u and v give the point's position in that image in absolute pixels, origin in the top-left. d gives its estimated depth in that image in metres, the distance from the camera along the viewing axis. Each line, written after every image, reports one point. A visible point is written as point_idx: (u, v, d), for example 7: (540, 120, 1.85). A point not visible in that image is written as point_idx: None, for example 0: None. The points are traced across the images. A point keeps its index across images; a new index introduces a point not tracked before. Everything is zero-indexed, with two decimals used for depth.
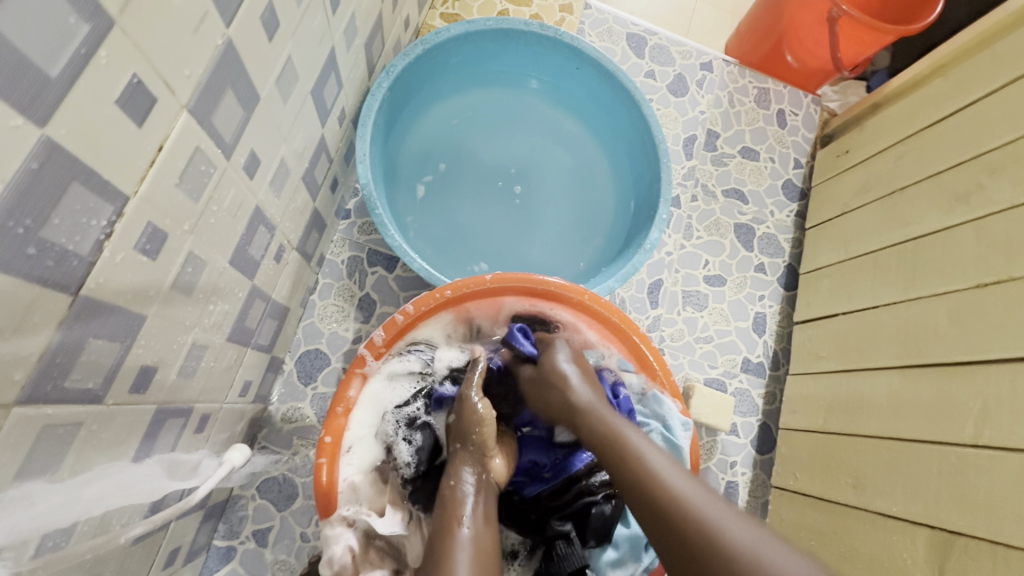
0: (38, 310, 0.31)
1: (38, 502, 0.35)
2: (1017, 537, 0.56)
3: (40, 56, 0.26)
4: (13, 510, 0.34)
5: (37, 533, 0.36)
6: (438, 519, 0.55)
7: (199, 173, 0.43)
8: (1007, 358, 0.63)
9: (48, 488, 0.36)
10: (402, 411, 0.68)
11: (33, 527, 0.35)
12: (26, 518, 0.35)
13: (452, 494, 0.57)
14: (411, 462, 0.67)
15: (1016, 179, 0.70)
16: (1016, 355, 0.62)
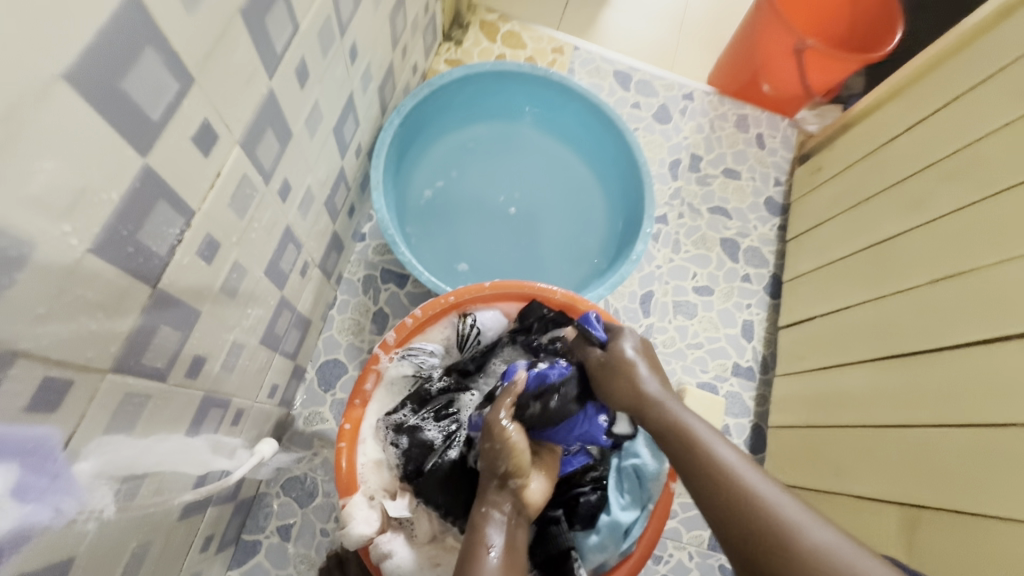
0: (131, 297, 0.40)
1: (127, 450, 0.44)
2: (973, 506, 0.62)
3: (149, 104, 0.36)
4: (114, 452, 0.42)
5: (128, 473, 0.45)
6: (467, 541, 0.55)
7: (245, 194, 0.53)
8: (958, 344, 0.70)
9: (129, 441, 0.44)
10: (393, 416, 0.70)
11: (127, 468, 0.44)
12: (124, 459, 0.44)
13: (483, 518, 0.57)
14: (400, 463, 0.68)
15: (963, 185, 0.77)
16: (966, 340, 0.68)
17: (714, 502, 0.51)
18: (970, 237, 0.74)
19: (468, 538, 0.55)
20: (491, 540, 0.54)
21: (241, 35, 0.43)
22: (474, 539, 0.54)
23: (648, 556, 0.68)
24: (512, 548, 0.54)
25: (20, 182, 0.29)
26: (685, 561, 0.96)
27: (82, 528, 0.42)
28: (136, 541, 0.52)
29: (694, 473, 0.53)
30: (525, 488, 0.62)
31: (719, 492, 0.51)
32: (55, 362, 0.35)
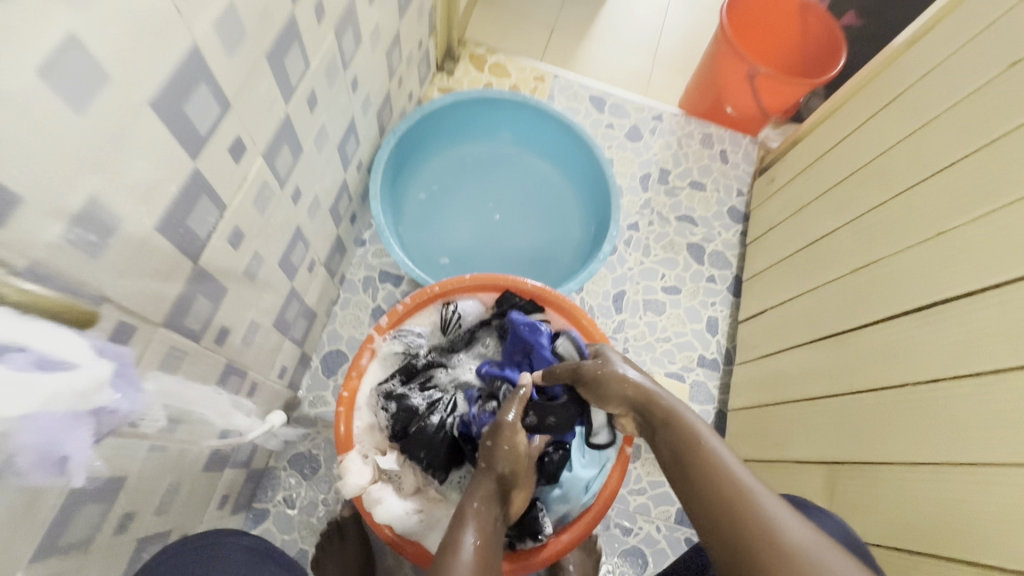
0: (179, 268, 0.53)
1: (183, 391, 0.57)
2: (879, 458, 0.72)
3: (200, 122, 0.49)
4: (177, 391, 0.56)
5: (185, 410, 0.58)
6: (453, 526, 0.60)
7: (265, 196, 0.66)
8: (868, 322, 0.80)
9: (182, 384, 0.57)
10: (383, 385, 0.82)
11: (184, 406, 0.57)
12: (182, 398, 0.57)
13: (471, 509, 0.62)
14: (389, 425, 0.80)
15: (873, 188, 0.88)
16: (876, 318, 0.79)
17: (706, 500, 0.53)
18: (879, 231, 0.84)
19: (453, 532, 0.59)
20: (475, 524, 0.60)
21: (266, 72, 0.57)
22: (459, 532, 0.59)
23: (607, 510, 0.77)
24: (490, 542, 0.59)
25: (117, 175, 0.41)
26: (653, 533, 1.04)
27: (135, 450, 0.53)
28: (170, 478, 0.63)
29: (696, 476, 0.55)
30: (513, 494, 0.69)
31: (713, 492, 0.53)
32: (127, 309, 0.47)
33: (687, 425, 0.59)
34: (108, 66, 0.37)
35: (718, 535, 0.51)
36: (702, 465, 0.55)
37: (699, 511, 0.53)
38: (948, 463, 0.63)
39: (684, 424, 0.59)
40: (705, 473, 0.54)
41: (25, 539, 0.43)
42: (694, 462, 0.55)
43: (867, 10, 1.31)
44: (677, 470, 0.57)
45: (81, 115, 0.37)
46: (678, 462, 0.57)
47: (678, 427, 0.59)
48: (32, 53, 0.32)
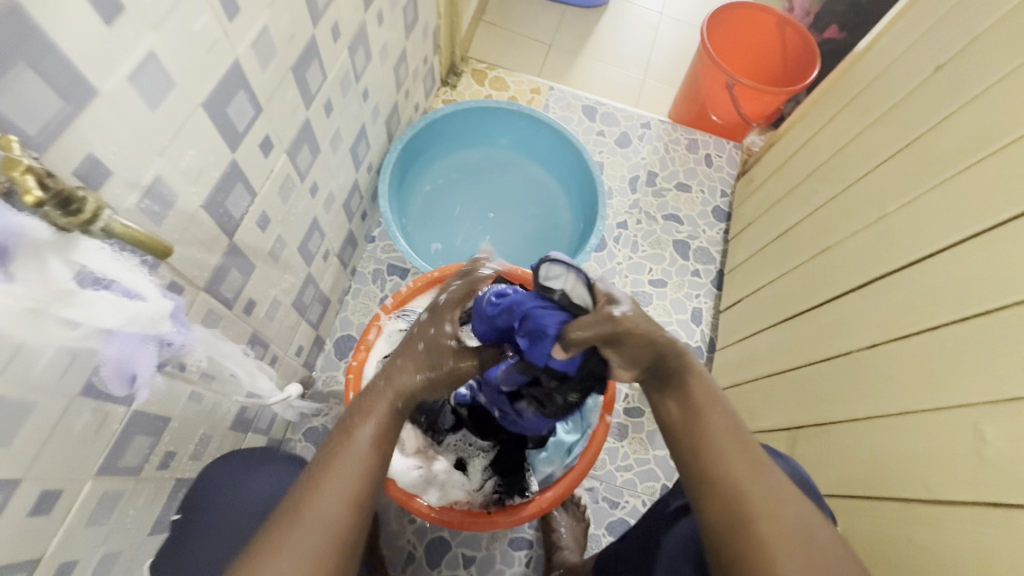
0: (218, 242, 0.64)
1: (218, 343, 0.67)
2: (831, 418, 0.80)
3: (238, 121, 0.60)
4: (215, 342, 0.67)
5: (219, 361, 0.68)
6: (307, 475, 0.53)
7: (287, 187, 0.77)
8: (824, 300, 0.89)
9: (218, 338, 0.68)
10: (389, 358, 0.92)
11: (220, 356, 0.68)
12: (218, 349, 0.67)
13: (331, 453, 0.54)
14: None
15: (831, 182, 0.97)
16: (831, 296, 0.88)
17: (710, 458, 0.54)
18: (834, 220, 0.93)
19: (330, 451, 0.55)
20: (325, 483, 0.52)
21: (290, 82, 0.68)
22: (336, 456, 0.54)
23: (588, 470, 0.85)
24: (373, 464, 0.55)
25: (176, 159, 0.52)
26: (639, 506, 1.11)
27: (179, 393, 0.64)
28: (204, 428, 0.74)
29: (703, 438, 0.55)
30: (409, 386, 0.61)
31: (718, 458, 0.54)
32: (178, 270, 0.58)
33: (700, 394, 0.59)
34: (173, 74, 0.48)
35: (710, 490, 0.53)
36: (711, 432, 0.56)
37: (695, 469, 0.54)
38: (884, 413, 0.71)
39: (700, 393, 0.59)
40: (711, 441, 0.55)
41: (94, 451, 0.53)
42: (703, 429, 0.56)
43: (849, 25, 1.42)
44: (681, 430, 0.57)
45: (154, 111, 0.48)
46: (683, 422, 0.58)
47: (688, 391, 0.59)
48: (124, 64, 0.43)
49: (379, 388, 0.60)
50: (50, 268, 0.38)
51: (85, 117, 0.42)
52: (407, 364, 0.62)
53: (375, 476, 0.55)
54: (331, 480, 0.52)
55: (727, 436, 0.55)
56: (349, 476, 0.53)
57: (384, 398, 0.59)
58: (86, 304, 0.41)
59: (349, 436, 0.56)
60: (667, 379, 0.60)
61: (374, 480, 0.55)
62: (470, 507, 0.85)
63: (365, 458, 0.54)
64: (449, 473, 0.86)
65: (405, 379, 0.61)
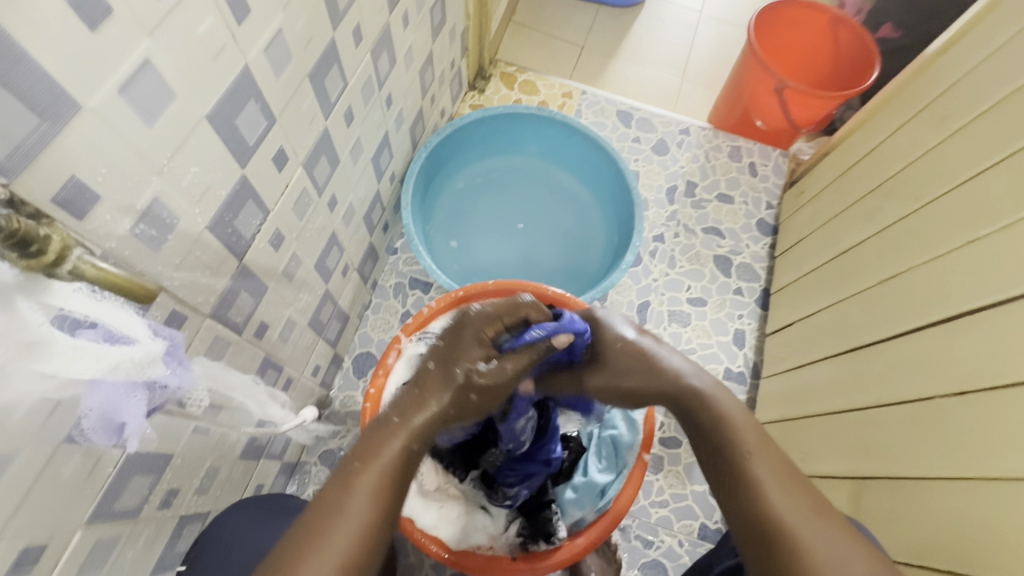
0: (226, 265, 0.58)
1: (226, 377, 0.62)
2: (906, 472, 0.70)
3: (248, 132, 0.55)
4: (222, 377, 0.61)
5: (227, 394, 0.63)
6: (306, 524, 0.48)
7: (304, 203, 0.71)
8: (898, 334, 0.79)
9: (224, 370, 0.62)
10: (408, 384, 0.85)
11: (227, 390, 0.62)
12: (225, 383, 0.62)
13: (331, 503, 0.48)
14: None
15: (903, 199, 0.87)
16: (903, 329, 0.78)
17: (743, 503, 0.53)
18: (908, 240, 0.83)
19: (319, 511, 0.48)
20: (326, 539, 0.46)
21: (308, 90, 0.62)
22: (328, 518, 0.48)
23: (623, 515, 0.77)
24: (372, 524, 0.49)
25: (177, 178, 0.47)
26: (676, 547, 1.02)
27: (181, 429, 0.58)
28: (210, 461, 0.68)
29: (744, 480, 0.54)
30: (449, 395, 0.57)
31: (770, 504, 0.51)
32: (179, 299, 0.52)
33: (741, 429, 0.58)
34: (173, 84, 0.43)
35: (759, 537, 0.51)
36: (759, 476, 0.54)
37: (747, 517, 0.52)
38: (975, 476, 0.61)
39: (741, 431, 0.57)
40: (753, 485, 0.53)
41: (86, 499, 0.48)
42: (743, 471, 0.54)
43: (906, 23, 1.29)
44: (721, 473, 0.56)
45: (149, 126, 0.42)
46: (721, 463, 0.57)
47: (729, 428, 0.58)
48: (114, 73, 0.38)
49: (391, 427, 0.54)
50: (17, 314, 0.32)
51: (66, 134, 0.36)
52: (421, 399, 0.56)
53: (375, 539, 0.49)
54: (319, 549, 0.46)
55: (774, 481, 0.53)
56: (343, 546, 0.46)
57: (392, 442, 0.53)
58: (60, 355, 0.34)
59: (351, 488, 0.49)
60: (695, 421, 0.61)
61: (372, 546, 0.48)
62: (493, 553, 0.78)
63: (361, 519, 0.48)
64: (472, 514, 0.80)
65: (422, 420, 0.55)
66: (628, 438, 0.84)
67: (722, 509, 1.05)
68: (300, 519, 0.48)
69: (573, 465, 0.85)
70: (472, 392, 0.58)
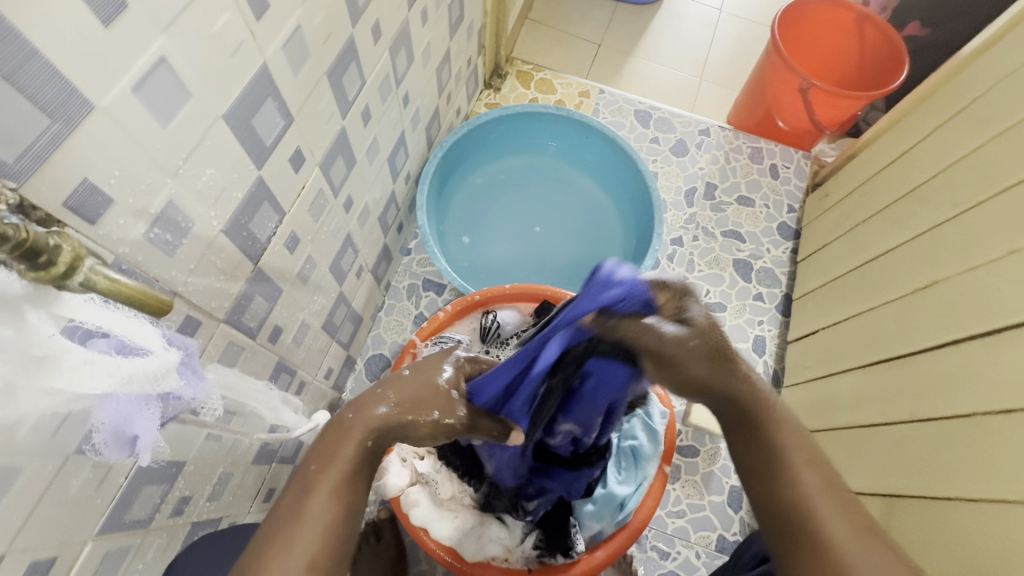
0: (240, 269, 0.56)
1: (243, 383, 0.61)
2: (936, 489, 0.68)
3: (266, 133, 0.53)
4: (240, 385, 0.60)
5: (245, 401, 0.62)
6: (261, 541, 0.41)
7: (319, 204, 0.70)
8: (930, 346, 0.77)
9: (240, 377, 0.61)
10: None
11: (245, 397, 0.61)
12: (242, 391, 0.60)
13: (285, 512, 0.42)
14: None
15: (938, 206, 0.85)
16: (935, 342, 0.77)
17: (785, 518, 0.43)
18: (941, 248, 0.82)
19: (275, 520, 0.41)
20: (286, 554, 0.40)
21: (325, 88, 0.60)
22: (285, 526, 0.41)
23: (642, 528, 0.76)
24: (338, 528, 0.42)
25: (193, 180, 0.45)
26: (693, 559, 1.00)
27: (194, 437, 0.57)
28: (222, 467, 0.67)
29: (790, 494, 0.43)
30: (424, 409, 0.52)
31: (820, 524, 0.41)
32: (193, 304, 0.51)
33: (791, 434, 0.45)
34: (189, 82, 0.41)
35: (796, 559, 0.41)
36: (808, 490, 0.43)
37: (787, 534, 0.42)
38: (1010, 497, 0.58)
39: (789, 435, 0.45)
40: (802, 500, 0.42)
41: (96, 510, 0.46)
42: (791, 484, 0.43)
43: (932, 20, 1.25)
44: (757, 481, 0.45)
45: (165, 127, 0.40)
46: (760, 470, 0.45)
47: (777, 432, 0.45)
48: (128, 72, 0.36)
49: (344, 427, 0.47)
50: (26, 325, 0.31)
51: (79, 136, 0.34)
52: (380, 399, 0.50)
53: (341, 550, 0.42)
54: (277, 562, 0.39)
55: (826, 497, 0.42)
56: (302, 558, 0.40)
57: (350, 442, 0.46)
58: (69, 370, 0.33)
59: (307, 498, 0.42)
60: (741, 425, 0.46)
61: (337, 555, 0.41)
62: (509, 566, 0.76)
63: (324, 525, 0.41)
64: (488, 526, 0.77)
65: (375, 416, 0.48)
66: (649, 449, 0.81)
67: (740, 520, 1.02)
68: (256, 534, 0.41)
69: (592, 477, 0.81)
70: (435, 406, 0.52)
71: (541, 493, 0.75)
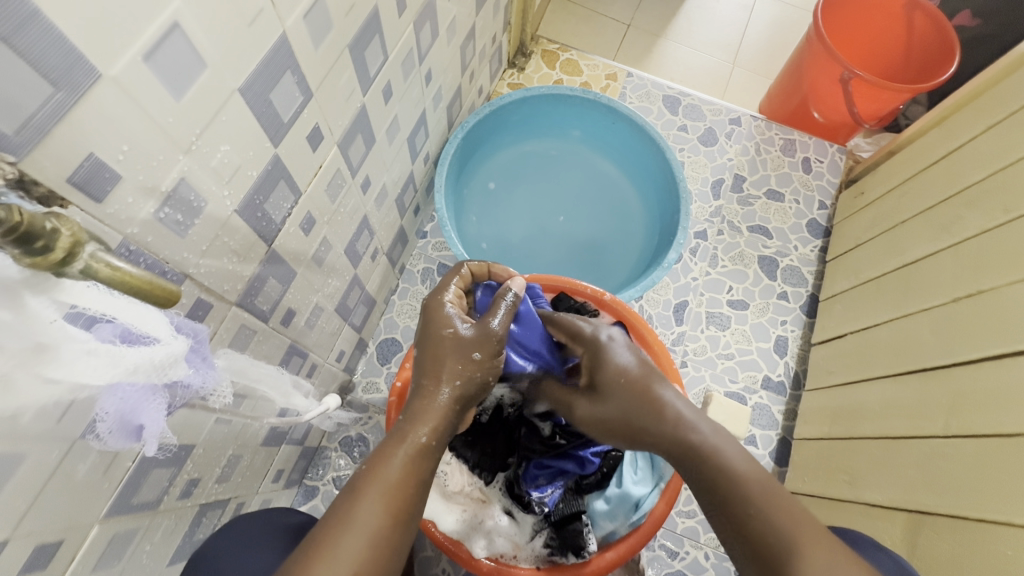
0: (254, 250, 0.54)
1: (242, 364, 0.57)
2: (968, 509, 0.66)
3: (284, 108, 0.50)
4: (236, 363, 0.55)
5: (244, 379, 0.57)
6: (313, 539, 0.43)
7: (336, 184, 0.67)
8: (973, 359, 0.75)
9: (244, 357, 0.59)
10: None
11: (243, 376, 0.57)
12: (241, 368, 0.56)
13: (339, 514, 0.44)
14: None
15: (987, 209, 0.82)
16: (977, 355, 0.74)
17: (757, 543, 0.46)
18: (989, 256, 0.79)
19: (328, 522, 0.44)
20: (339, 553, 0.42)
21: (347, 63, 0.57)
22: (334, 529, 0.43)
23: (659, 528, 0.73)
24: (382, 539, 0.44)
25: (206, 157, 0.43)
26: (701, 560, 0.98)
27: (203, 421, 0.55)
28: (231, 449, 0.66)
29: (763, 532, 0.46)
30: (465, 358, 0.56)
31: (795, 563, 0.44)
32: (205, 287, 0.49)
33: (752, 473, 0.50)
34: (204, 53, 0.38)
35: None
36: (781, 532, 0.46)
37: (756, 565, 0.46)
38: None
39: (744, 473, 0.50)
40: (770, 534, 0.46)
41: (102, 495, 0.45)
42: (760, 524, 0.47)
43: (985, 9, 1.16)
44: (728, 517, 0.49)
45: (177, 100, 0.38)
46: (729, 513, 0.49)
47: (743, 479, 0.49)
48: (139, 37, 0.33)
49: (400, 433, 0.50)
50: (25, 310, 0.29)
51: (84, 106, 0.32)
52: (428, 390, 0.54)
53: (387, 556, 0.44)
54: (322, 566, 0.41)
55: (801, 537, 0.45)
56: (350, 562, 0.42)
57: (404, 445, 0.49)
58: (69, 360, 0.31)
59: (356, 502, 0.45)
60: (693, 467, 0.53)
61: (381, 561, 0.43)
62: (518, 563, 0.75)
63: (369, 531, 0.43)
64: (496, 519, 0.76)
65: (434, 417, 0.52)
66: None
67: None
68: (306, 535, 0.44)
69: (606, 473, 0.78)
70: (476, 348, 0.57)
71: (550, 481, 0.77)
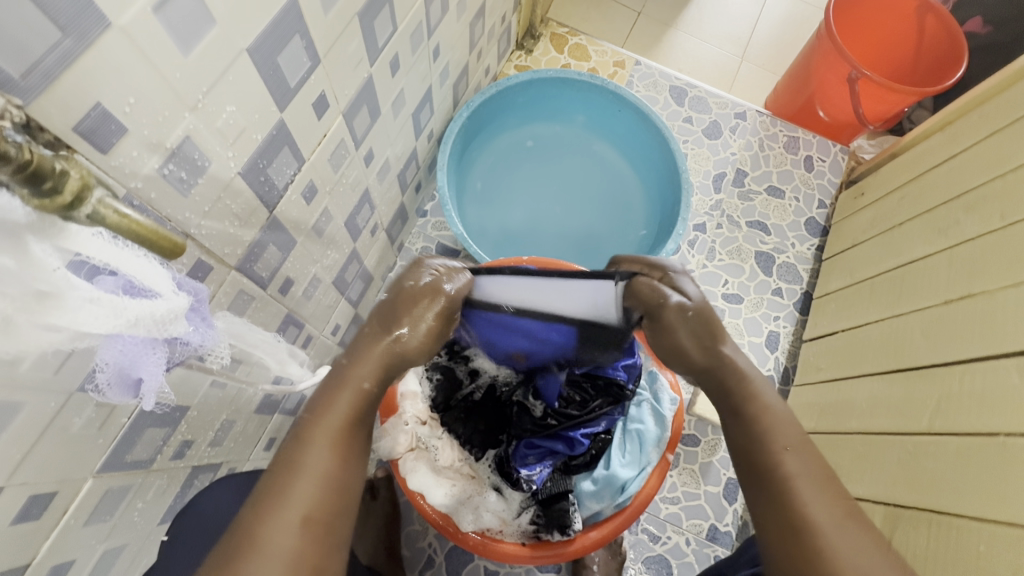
0: (255, 216, 0.54)
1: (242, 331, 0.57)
2: (950, 505, 0.68)
3: (292, 71, 0.49)
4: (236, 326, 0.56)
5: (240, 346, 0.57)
6: (264, 485, 0.44)
7: (340, 154, 0.66)
8: (963, 359, 0.76)
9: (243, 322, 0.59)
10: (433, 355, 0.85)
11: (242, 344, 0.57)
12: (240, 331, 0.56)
13: (288, 459, 0.45)
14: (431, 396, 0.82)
15: (985, 216, 0.83)
16: (965, 357, 0.75)
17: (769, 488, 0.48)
18: (982, 262, 0.80)
19: (274, 471, 0.44)
20: (294, 496, 0.43)
21: (355, 31, 0.57)
22: (282, 478, 0.44)
23: (642, 511, 0.76)
24: (331, 481, 0.45)
25: (212, 117, 0.42)
26: (682, 545, 1.00)
27: (198, 382, 0.56)
28: (225, 414, 0.66)
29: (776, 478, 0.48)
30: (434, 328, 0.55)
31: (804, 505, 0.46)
32: (205, 249, 0.49)
33: (779, 424, 0.51)
34: (214, 9, 0.38)
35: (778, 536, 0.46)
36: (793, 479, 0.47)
37: (766, 514, 0.48)
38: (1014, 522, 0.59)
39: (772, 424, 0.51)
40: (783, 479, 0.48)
41: (97, 449, 0.46)
42: (772, 465, 0.49)
43: (997, 17, 1.17)
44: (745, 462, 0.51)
45: (186, 56, 0.37)
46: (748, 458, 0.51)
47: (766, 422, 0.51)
48: None
49: (340, 378, 0.50)
50: (29, 256, 0.29)
51: (92, 54, 0.32)
52: (373, 336, 0.52)
53: (339, 499, 0.45)
54: (274, 512, 0.42)
55: (810, 480, 0.47)
56: (300, 504, 0.43)
57: (349, 391, 0.49)
58: (72, 309, 0.31)
59: (302, 448, 0.45)
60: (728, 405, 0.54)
61: (334, 502, 0.44)
62: (503, 538, 0.76)
63: (321, 475, 0.44)
64: (484, 495, 0.78)
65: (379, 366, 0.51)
66: (655, 434, 0.81)
67: (733, 511, 1.02)
68: (256, 486, 0.44)
69: (595, 455, 0.80)
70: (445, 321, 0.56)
71: (540, 460, 0.78)
